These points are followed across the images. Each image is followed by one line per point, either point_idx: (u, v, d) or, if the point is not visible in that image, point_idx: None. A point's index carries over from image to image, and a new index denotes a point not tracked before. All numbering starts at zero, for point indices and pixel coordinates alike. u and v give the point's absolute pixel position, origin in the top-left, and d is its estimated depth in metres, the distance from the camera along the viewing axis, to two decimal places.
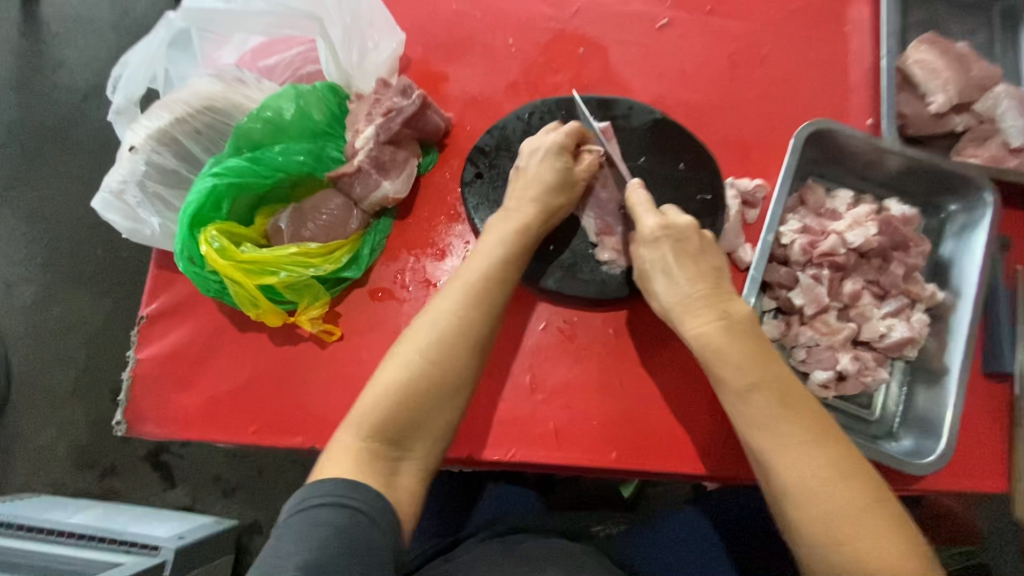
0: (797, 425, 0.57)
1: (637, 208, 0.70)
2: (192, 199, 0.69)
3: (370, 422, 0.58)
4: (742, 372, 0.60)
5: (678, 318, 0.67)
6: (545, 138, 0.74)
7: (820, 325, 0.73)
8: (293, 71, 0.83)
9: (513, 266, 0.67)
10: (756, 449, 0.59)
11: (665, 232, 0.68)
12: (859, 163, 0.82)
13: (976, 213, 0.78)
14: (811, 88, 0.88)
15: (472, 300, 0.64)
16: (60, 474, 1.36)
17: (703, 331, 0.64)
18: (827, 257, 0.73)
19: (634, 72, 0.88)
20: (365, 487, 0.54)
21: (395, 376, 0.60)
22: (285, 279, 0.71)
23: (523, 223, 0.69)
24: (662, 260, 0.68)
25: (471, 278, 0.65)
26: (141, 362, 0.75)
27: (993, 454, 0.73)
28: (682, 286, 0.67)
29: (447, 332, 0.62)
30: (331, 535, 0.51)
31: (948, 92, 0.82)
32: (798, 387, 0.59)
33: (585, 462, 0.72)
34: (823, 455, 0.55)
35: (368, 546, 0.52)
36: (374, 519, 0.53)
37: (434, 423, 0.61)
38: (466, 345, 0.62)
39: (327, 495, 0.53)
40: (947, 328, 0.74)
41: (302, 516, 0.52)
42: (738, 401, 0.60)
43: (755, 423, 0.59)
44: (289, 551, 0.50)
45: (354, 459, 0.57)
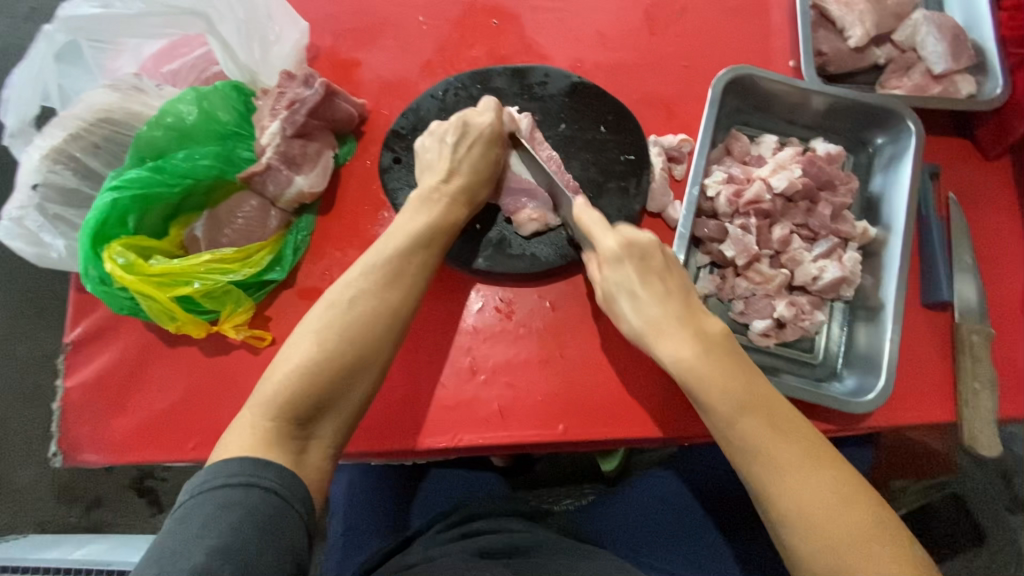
0: (791, 451, 0.54)
1: (591, 227, 0.66)
2: (92, 216, 0.66)
3: (281, 403, 0.53)
4: (730, 396, 0.57)
5: (649, 339, 0.61)
6: (475, 118, 0.72)
7: (754, 275, 0.72)
8: (198, 74, 0.80)
9: (434, 240, 0.66)
10: (752, 479, 0.55)
11: (628, 251, 0.63)
12: (783, 106, 0.81)
13: (902, 143, 0.77)
14: (732, 36, 0.86)
15: (386, 278, 0.61)
16: (45, 513, 1.34)
17: (681, 355, 0.59)
18: (753, 206, 0.72)
19: (551, 39, 0.86)
20: (275, 464, 0.50)
21: (308, 354, 0.55)
22: (200, 289, 0.69)
23: (447, 206, 0.68)
24: (628, 283, 0.63)
25: (386, 252, 0.63)
26: (70, 391, 0.72)
27: (937, 382, 0.74)
28: (651, 308, 0.62)
29: (366, 316, 0.59)
30: (243, 518, 0.46)
31: (865, 25, 0.80)
32: (783, 410, 0.57)
33: (532, 439, 0.71)
34: (818, 475, 0.53)
35: (282, 524, 0.47)
36: (286, 499, 0.49)
37: (348, 400, 0.57)
38: (382, 325, 0.59)
39: (234, 476, 0.48)
40: (881, 263, 0.73)
41: (206, 500, 0.47)
42: (726, 427, 0.57)
43: (745, 447, 0.55)
44: (195, 537, 0.44)
45: (257, 435, 0.52)
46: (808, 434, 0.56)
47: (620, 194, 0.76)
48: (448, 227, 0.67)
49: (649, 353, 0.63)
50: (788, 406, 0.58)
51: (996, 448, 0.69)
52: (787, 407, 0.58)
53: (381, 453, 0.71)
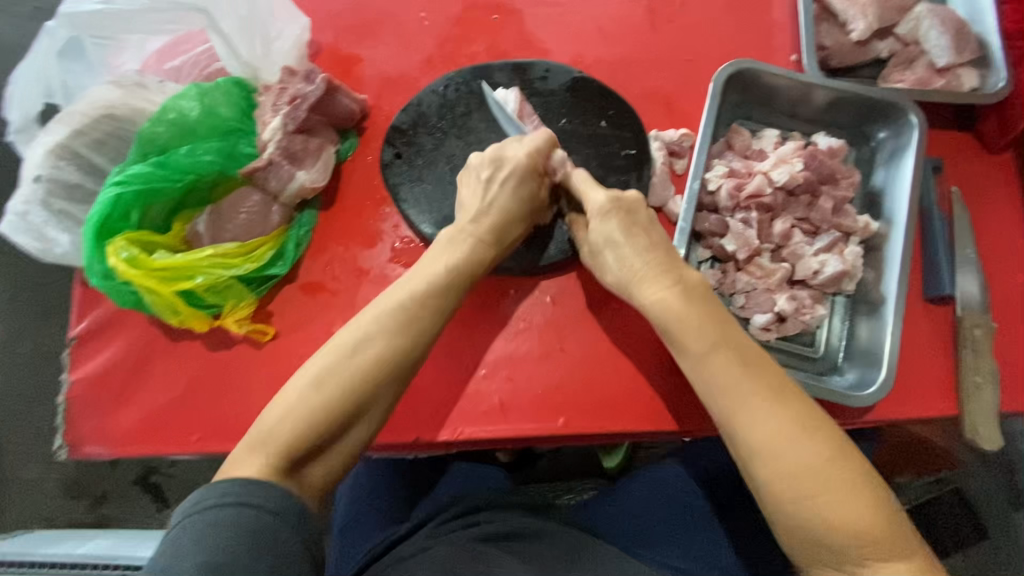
0: (757, 383, 0.56)
1: (580, 186, 0.69)
2: (96, 210, 0.67)
3: (280, 441, 0.53)
4: (702, 334, 0.58)
5: (633, 289, 0.64)
6: (511, 150, 0.69)
7: (755, 269, 0.72)
8: (199, 70, 0.80)
9: (452, 284, 0.64)
10: (720, 411, 0.57)
11: (614, 205, 0.66)
12: (785, 100, 0.81)
13: (904, 136, 0.77)
14: (733, 30, 0.86)
15: (400, 326, 0.59)
16: (52, 508, 1.35)
17: (658, 298, 0.61)
18: (753, 199, 0.72)
19: (551, 33, 0.86)
20: (270, 487, 0.51)
21: (311, 398, 0.55)
22: (203, 283, 0.69)
23: (470, 249, 0.66)
24: (613, 237, 0.65)
25: (403, 297, 0.61)
26: (75, 385, 0.73)
27: (938, 376, 0.73)
28: (633, 258, 0.64)
29: (379, 363, 0.58)
30: (233, 535, 0.47)
31: (868, 18, 0.80)
32: (754, 349, 0.58)
33: (532, 432, 0.71)
34: (783, 407, 0.54)
35: (275, 539, 0.49)
36: (278, 515, 0.50)
37: (348, 440, 0.57)
38: (388, 377, 0.58)
39: (225, 496, 0.49)
40: (883, 258, 0.73)
41: (198, 520, 0.48)
42: (698, 364, 0.58)
43: (715, 384, 0.57)
44: (187, 552, 0.46)
45: (254, 467, 0.52)
46: (777, 371, 0.57)
47: (620, 188, 0.76)
48: (473, 268, 0.66)
49: (629, 300, 0.65)
50: (759, 346, 0.59)
51: (997, 442, 0.69)
52: (758, 347, 0.59)
53: (383, 446, 0.72)
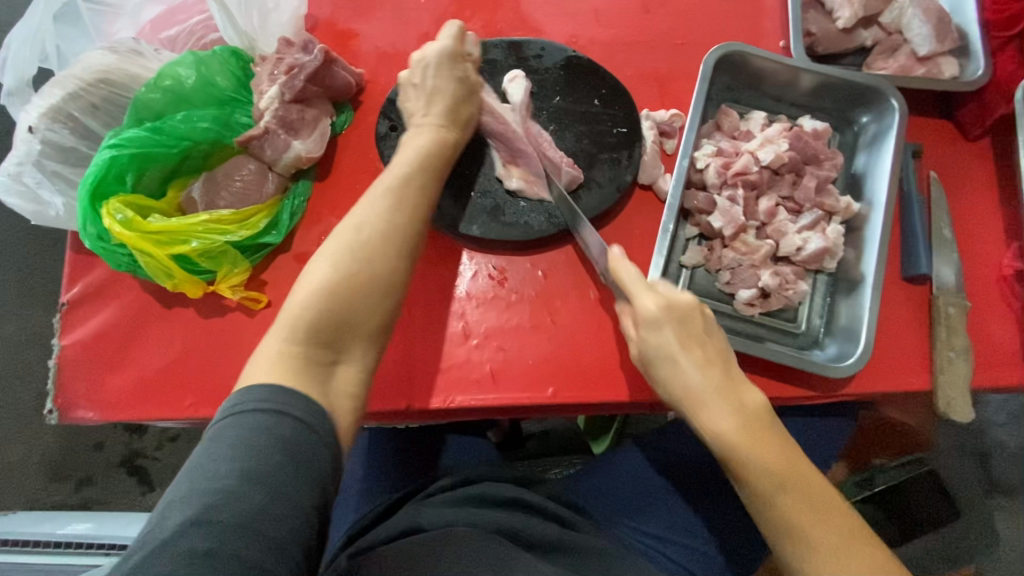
0: (827, 528, 0.57)
1: (627, 283, 0.64)
2: (91, 173, 0.67)
3: (304, 324, 0.56)
4: (770, 471, 0.59)
5: (692, 409, 0.62)
6: (430, 47, 0.74)
7: (740, 245, 0.75)
8: (195, 40, 0.80)
9: (435, 164, 0.69)
10: (786, 551, 0.58)
11: (667, 313, 0.62)
12: (771, 84, 0.83)
13: (885, 120, 0.79)
14: (724, 16, 0.88)
15: (395, 203, 0.64)
16: (36, 489, 1.34)
17: (722, 430, 0.60)
18: (740, 177, 0.74)
19: (547, 14, 0.87)
20: (301, 395, 0.52)
21: (323, 276, 0.59)
22: (198, 248, 0.69)
23: (439, 134, 0.71)
24: (665, 348, 0.62)
25: (390, 180, 0.66)
26: (67, 349, 0.73)
27: (914, 352, 0.76)
28: (691, 376, 0.62)
29: (377, 233, 0.62)
30: (268, 444, 0.48)
31: (854, 6, 0.82)
32: (820, 490, 0.59)
33: (521, 401, 0.73)
34: (844, 542, 0.56)
35: (311, 455, 0.49)
36: (311, 429, 0.50)
37: (369, 322, 0.60)
38: (394, 243, 0.62)
39: (264, 402, 0.50)
40: (863, 237, 0.76)
41: (237, 426, 0.49)
42: (766, 503, 0.59)
43: (780, 524, 0.58)
44: (223, 458, 0.47)
45: (281, 368, 0.53)
46: (834, 501, 0.59)
47: (612, 164, 0.78)
48: (453, 149, 0.71)
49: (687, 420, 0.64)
50: (819, 476, 0.60)
51: (968, 413, 0.73)
52: (824, 485, 0.60)
53: (376, 413, 0.73)
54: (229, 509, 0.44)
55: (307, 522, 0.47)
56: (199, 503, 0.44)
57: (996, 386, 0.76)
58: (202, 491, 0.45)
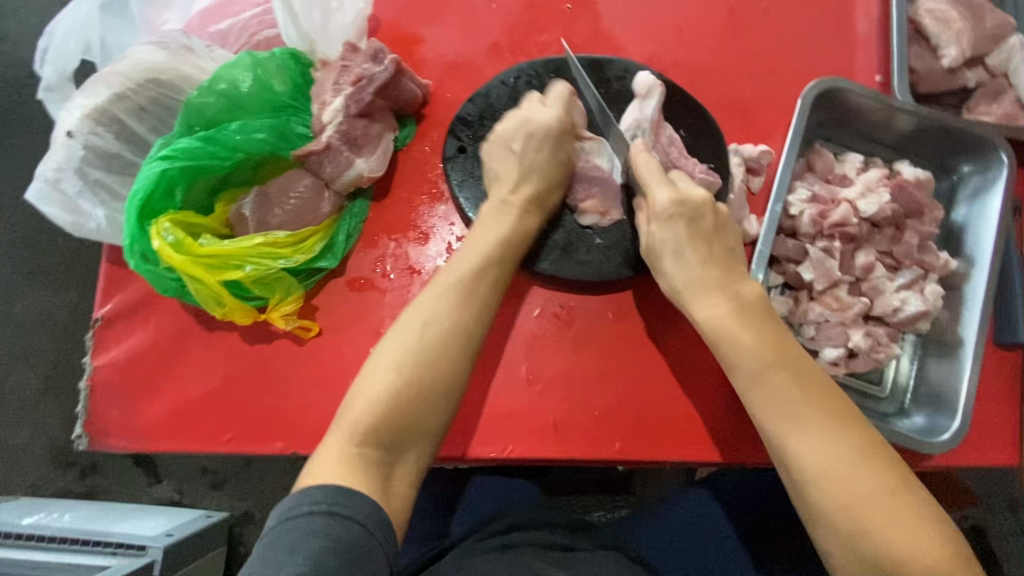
0: (815, 408, 0.54)
1: (647, 178, 0.64)
2: (139, 187, 0.61)
3: (364, 428, 0.52)
4: (757, 355, 0.57)
5: (688, 300, 0.62)
6: (538, 115, 0.67)
7: (830, 300, 0.69)
8: (248, 37, 0.73)
9: (508, 254, 0.63)
10: (771, 433, 0.55)
11: (678, 209, 0.62)
12: (867, 123, 0.77)
13: (991, 173, 0.73)
14: (818, 43, 0.81)
15: (463, 297, 0.59)
16: (37, 475, 1.28)
17: (716, 314, 0.60)
18: (838, 228, 0.68)
19: (627, 31, 0.80)
20: (359, 495, 0.48)
21: (386, 380, 0.54)
22: (251, 273, 0.64)
23: (518, 220, 0.65)
24: (666, 243, 0.63)
25: (461, 273, 0.60)
26: (100, 370, 0.68)
27: (1004, 425, 0.71)
28: (695, 267, 0.62)
29: (447, 332, 0.57)
30: (325, 546, 0.45)
31: (962, 44, 0.76)
32: (812, 370, 0.57)
33: (587, 455, 0.68)
34: (810, 412, 0.54)
35: (363, 557, 0.46)
36: (367, 528, 0.47)
37: (428, 428, 0.55)
38: (461, 343, 0.57)
39: (318, 503, 0.47)
40: (962, 299, 0.70)
41: (291, 525, 0.46)
42: (753, 386, 0.57)
43: (775, 403, 0.55)
44: (279, 563, 0.44)
45: (344, 462, 0.50)
46: (846, 406, 0.55)
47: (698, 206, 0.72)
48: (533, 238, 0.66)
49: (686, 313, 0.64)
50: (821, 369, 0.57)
51: None
52: (820, 372, 0.57)
53: None
54: None
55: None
56: None
57: None
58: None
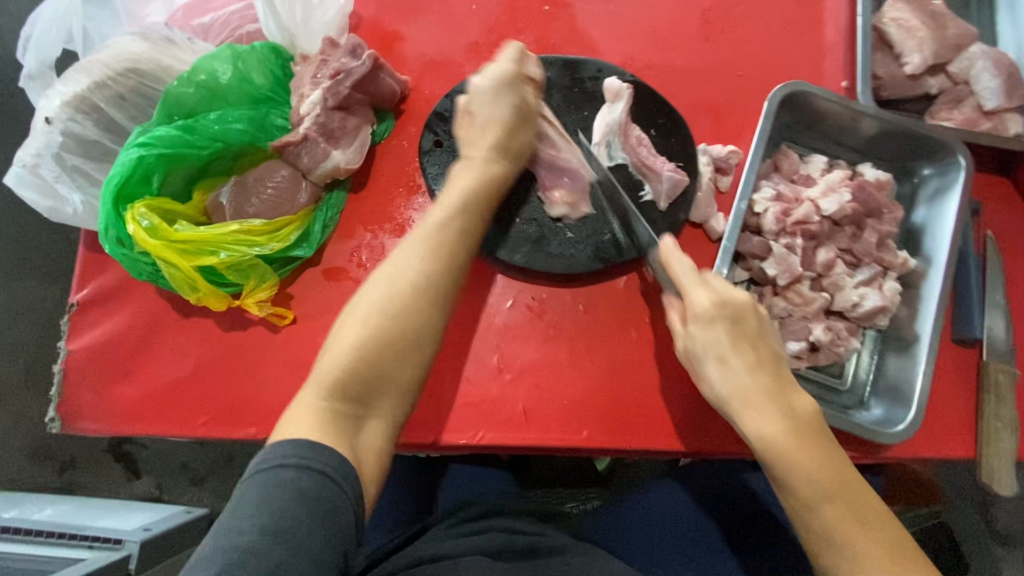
0: (875, 543, 0.54)
1: (682, 279, 0.62)
2: (116, 173, 0.63)
3: (333, 382, 0.53)
4: (815, 482, 0.56)
5: (737, 411, 0.59)
6: (491, 71, 0.69)
7: (793, 295, 0.71)
8: (230, 31, 0.75)
9: (478, 205, 0.64)
10: (826, 563, 0.55)
11: (720, 311, 0.60)
12: (833, 127, 0.79)
13: (949, 176, 0.76)
14: (787, 49, 0.84)
15: (434, 248, 0.60)
16: (15, 470, 1.27)
17: (767, 433, 0.58)
18: (801, 225, 0.71)
19: (603, 33, 0.83)
20: (330, 450, 0.49)
21: (354, 333, 0.55)
22: (226, 260, 0.65)
23: (486, 172, 0.66)
24: (706, 349, 0.61)
25: (432, 224, 0.61)
26: (74, 354, 0.68)
27: (960, 418, 0.74)
28: (740, 376, 0.60)
29: (418, 284, 0.58)
30: (293, 499, 0.45)
31: (923, 53, 0.79)
32: (865, 495, 0.56)
33: (555, 443, 0.69)
34: (867, 547, 0.54)
35: (332, 511, 0.46)
36: (337, 484, 0.48)
37: (399, 377, 0.56)
38: (431, 293, 0.58)
39: (288, 456, 0.48)
40: (920, 295, 0.73)
41: (263, 476, 0.47)
42: (808, 516, 0.56)
43: (830, 535, 0.55)
44: (247, 515, 0.44)
45: (316, 414, 0.52)
46: (903, 536, 0.55)
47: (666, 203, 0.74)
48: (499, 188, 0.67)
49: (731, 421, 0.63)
50: (868, 484, 0.57)
51: (1012, 487, 0.70)
52: (871, 493, 0.57)
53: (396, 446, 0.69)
54: (251, 567, 0.42)
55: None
56: (222, 559, 0.42)
57: None
58: (224, 547, 0.43)
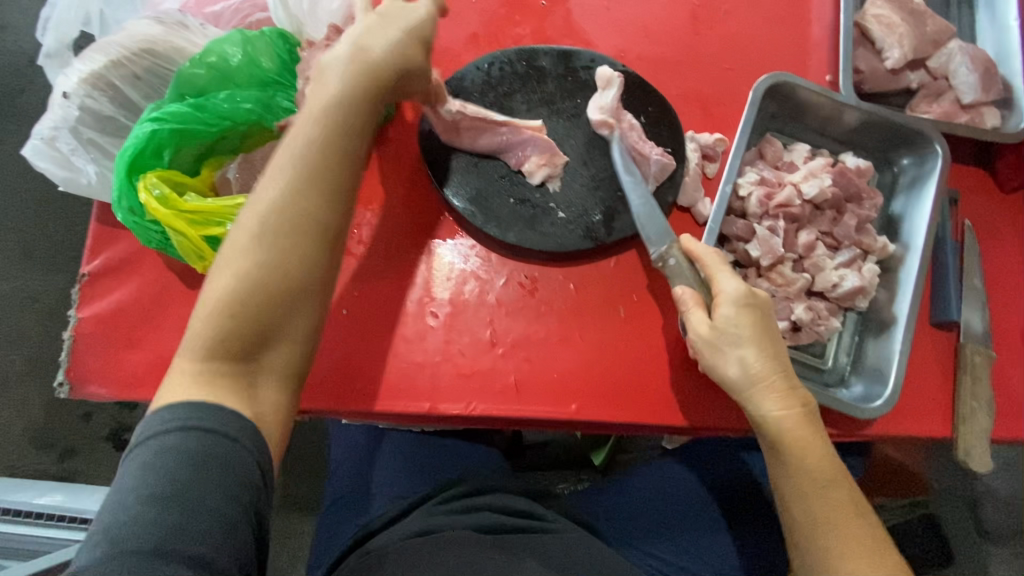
0: (866, 528, 0.62)
1: (714, 268, 0.68)
2: (129, 145, 0.66)
3: (207, 343, 0.53)
4: (824, 467, 0.63)
5: (759, 393, 0.64)
6: (375, 28, 0.62)
7: (776, 276, 0.74)
8: (241, 19, 0.79)
9: (341, 132, 0.59)
10: (823, 545, 0.62)
11: (748, 300, 0.66)
12: (816, 117, 0.83)
13: (927, 165, 0.79)
14: (773, 44, 0.88)
15: (299, 185, 0.57)
16: (16, 456, 1.29)
17: (786, 415, 0.64)
18: (782, 209, 0.74)
19: (597, 26, 0.86)
20: (215, 407, 0.50)
21: (224, 287, 0.54)
22: (232, 230, 0.68)
23: (335, 115, 0.59)
24: (743, 334, 0.64)
25: (290, 160, 0.58)
26: (84, 322, 0.71)
27: (938, 398, 0.76)
28: (764, 360, 0.64)
29: (280, 227, 0.56)
30: (176, 462, 0.47)
31: (903, 47, 0.83)
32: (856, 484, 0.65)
33: (545, 415, 0.72)
34: (857, 530, 0.62)
35: (225, 465, 0.48)
36: (225, 437, 0.49)
37: (292, 328, 0.56)
38: (307, 238, 0.56)
39: (170, 421, 0.49)
40: (898, 279, 0.76)
41: (146, 448, 0.48)
42: (815, 497, 0.63)
43: (832, 517, 0.62)
44: (132, 487, 0.47)
45: (199, 383, 0.52)
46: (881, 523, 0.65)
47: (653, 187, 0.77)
48: (336, 144, 0.59)
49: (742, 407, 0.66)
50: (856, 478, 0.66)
51: (988, 463, 0.72)
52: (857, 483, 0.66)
53: (391, 415, 0.72)
54: (138, 537, 0.44)
55: (235, 525, 0.48)
56: (108, 536, 0.45)
57: (1014, 438, 0.76)
58: (110, 522, 0.45)
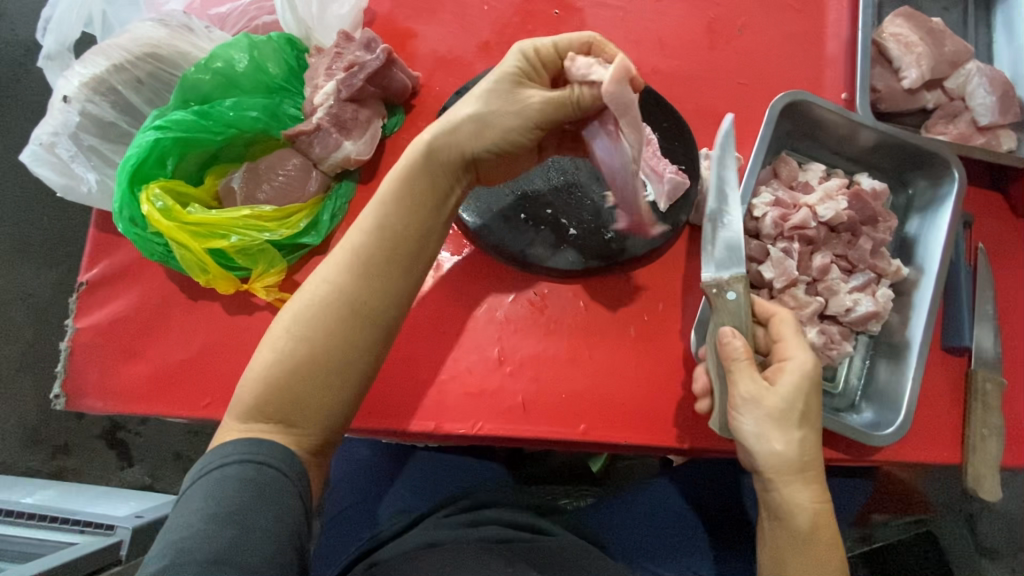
0: None
1: (785, 334, 0.63)
2: (132, 154, 0.64)
3: (250, 402, 0.51)
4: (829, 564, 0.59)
5: (796, 479, 0.60)
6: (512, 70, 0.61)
7: (789, 299, 0.73)
8: (247, 21, 0.77)
9: (418, 202, 0.57)
10: None
11: (811, 377, 0.60)
12: (831, 136, 0.81)
13: (942, 188, 0.78)
14: (789, 60, 0.86)
15: (362, 263, 0.55)
16: (7, 454, 1.26)
17: (811, 504, 0.59)
18: (798, 230, 0.73)
19: (611, 38, 0.85)
20: (272, 444, 0.50)
21: (272, 358, 0.52)
22: (236, 243, 0.66)
23: (422, 174, 0.57)
24: (804, 411, 0.59)
25: (363, 230, 0.56)
26: (81, 332, 0.70)
27: (948, 424, 0.75)
28: (809, 444, 0.60)
29: (341, 304, 0.54)
30: (238, 491, 0.47)
31: (921, 67, 0.81)
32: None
33: (552, 436, 0.71)
34: None
35: (280, 495, 0.48)
36: (283, 471, 0.49)
37: (325, 403, 0.53)
38: (356, 319, 0.54)
39: (231, 454, 0.49)
40: (911, 304, 0.74)
41: (206, 478, 0.48)
42: None
43: None
44: (195, 508, 0.46)
45: (245, 425, 0.51)
46: None
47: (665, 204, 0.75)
48: (413, 201, 0.57)
49: (770, 484, 0.60)
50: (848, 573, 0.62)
51: (997, 493, 0.72)
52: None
53: (394, 432, 0.70)
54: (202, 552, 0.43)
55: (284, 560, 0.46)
56: (171, 552, 0.43)
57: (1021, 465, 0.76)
58: (173, 542, 0.44)
